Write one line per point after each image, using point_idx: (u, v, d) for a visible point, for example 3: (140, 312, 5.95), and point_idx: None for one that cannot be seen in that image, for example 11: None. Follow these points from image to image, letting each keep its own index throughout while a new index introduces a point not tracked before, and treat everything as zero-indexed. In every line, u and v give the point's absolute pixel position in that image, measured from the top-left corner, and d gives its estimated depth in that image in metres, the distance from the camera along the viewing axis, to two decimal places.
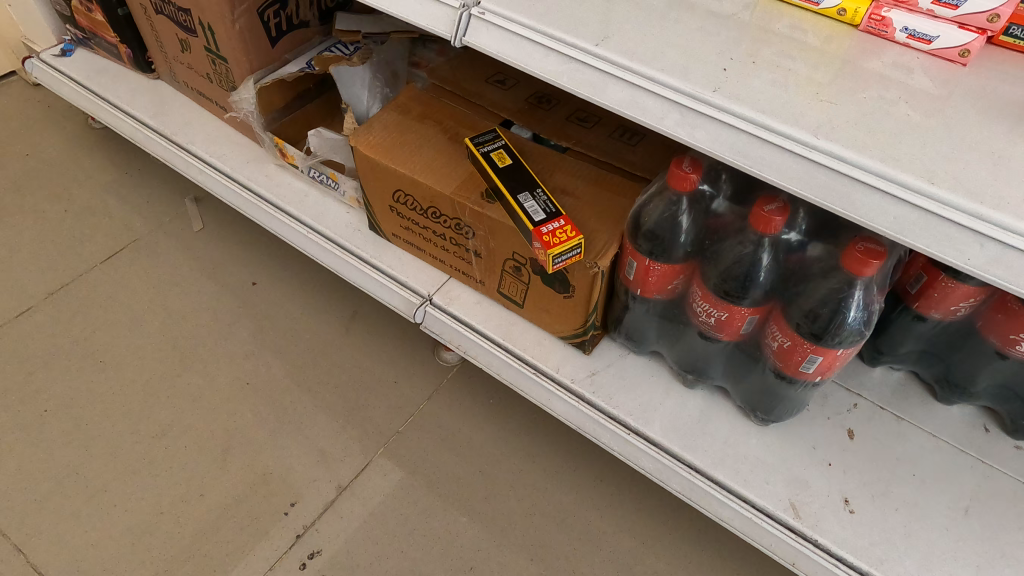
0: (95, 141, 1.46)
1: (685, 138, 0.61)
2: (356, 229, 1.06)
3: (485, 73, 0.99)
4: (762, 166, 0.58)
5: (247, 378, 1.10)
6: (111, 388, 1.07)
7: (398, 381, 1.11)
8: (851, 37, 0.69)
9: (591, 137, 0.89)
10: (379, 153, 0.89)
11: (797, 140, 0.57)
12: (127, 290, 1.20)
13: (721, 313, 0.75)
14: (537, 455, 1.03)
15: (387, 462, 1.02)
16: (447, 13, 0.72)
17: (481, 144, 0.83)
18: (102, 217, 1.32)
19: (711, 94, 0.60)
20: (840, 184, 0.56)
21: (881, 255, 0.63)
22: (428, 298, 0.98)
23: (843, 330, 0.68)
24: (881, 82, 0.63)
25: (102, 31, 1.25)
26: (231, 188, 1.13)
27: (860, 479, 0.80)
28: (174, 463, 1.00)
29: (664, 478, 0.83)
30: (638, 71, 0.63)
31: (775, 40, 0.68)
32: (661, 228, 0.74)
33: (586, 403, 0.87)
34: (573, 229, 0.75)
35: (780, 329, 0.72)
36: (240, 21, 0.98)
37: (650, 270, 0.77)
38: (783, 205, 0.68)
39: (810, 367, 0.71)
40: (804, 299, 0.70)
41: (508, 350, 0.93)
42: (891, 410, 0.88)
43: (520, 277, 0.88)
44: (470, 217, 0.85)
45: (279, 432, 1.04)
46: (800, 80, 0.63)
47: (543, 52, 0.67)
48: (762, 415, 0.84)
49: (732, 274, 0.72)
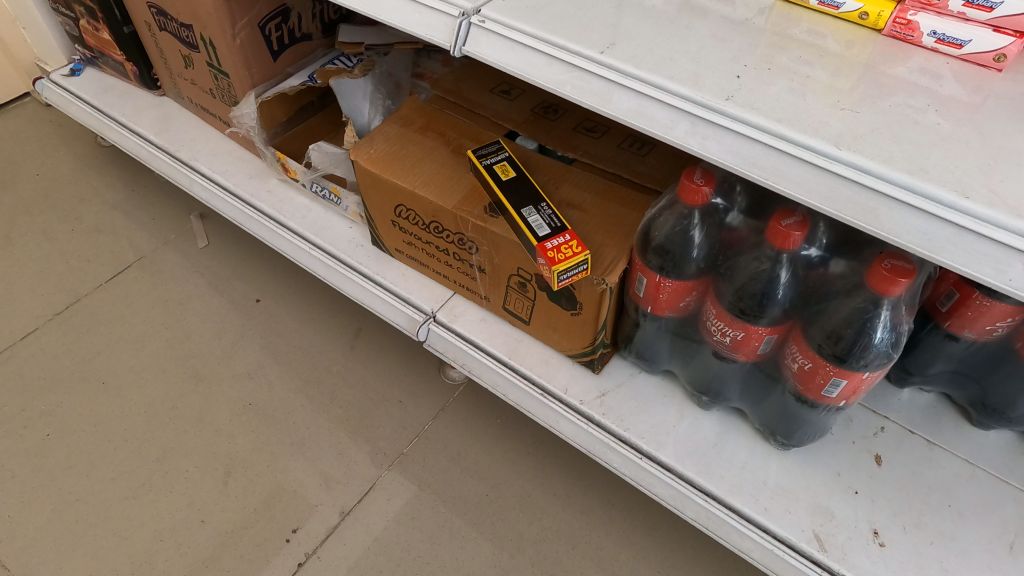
0: (104, 160, 1.45)
1: (696, 148, 0.58)
2: (359, 245, 1.04)
3: (490, 83, 0.96)
4: (779, 179, 0.55)
5: (249, 399, 1.07)
6: (113, 410, 1.05)
7: (402, 401, 1.08)
8: (874, 42, 0.65)
9: (598, 148, 0.85)
10: (380, 167, 0.86)
11: (819, 152, 0.53)
12: (132, 308, 1.19)
13: (737, 333, 0.71)
14: (546, 478, 0.99)
15: (392, 485, 0.99)
16: (447, 22, 0.69)
17: (484, 156, 0.80)
18: (109, 235, 1.31)
19: (723, 102, 0.57)
20: (865, 198, 0.52)
21: (909, 273, 0.59)
22: (431, 315, 0.95)
23: (869, 352, 0.63)
24: (908, 89, 0.59)
25: (109, 49, 1.24)
26: (233, 203, 1.11)
27: (891, 508, 0.75)
28: (176, 487, 0.97)
29: (678, 506, 0.78)
30: (646, 80, 0.60)
31: (793, 45, 0.64)
32: (672, 243, 0.71)
33: (596, 425, 0.83)
34: (578, 244, 0.71)
35: (800, 350, 0.68)
36: (241, 35, 0.96)
37: (660, 287, 0.73)
38: (802, 219, 0.64)
39: (833, 392, 0.67)
40: (825, 319, 0.65)
41: (514, 369, 0.90)
42: (921, 434, 0.83)
43: (525, 293, 0.85)
44: (473, 232, 0.82)
45: (283, 455, 1.01)
46: (819, 88, 0.59)
47: (545, 61, 0.64)
48: (782, 440, 0.79)
49: (748, 291, 0.68)
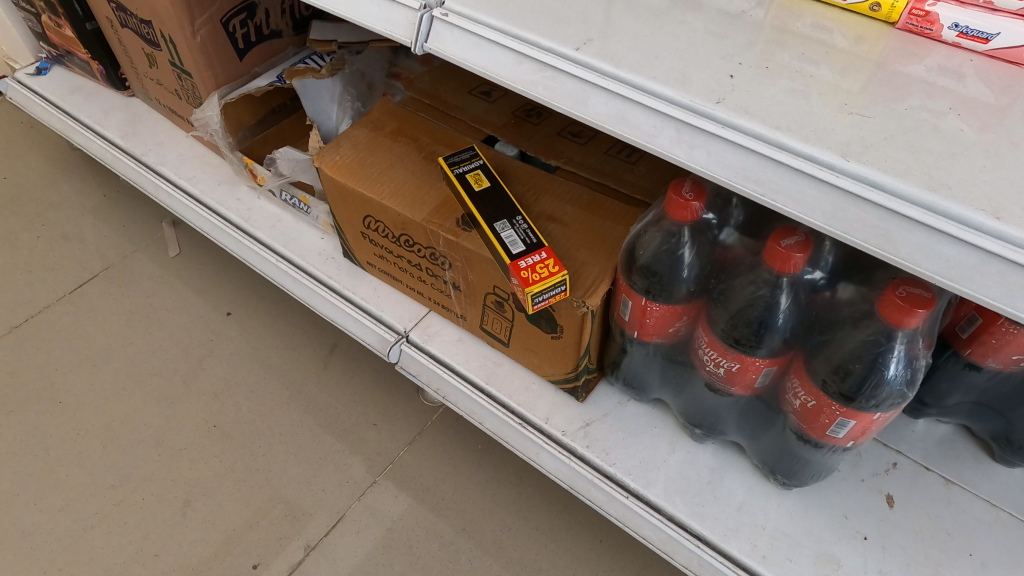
0: (74, 163, 1.39)
1: (682, 160, 0.50)
2: (330, 257, 0.97)
3: (469, 84, 0.89)
4: (777, 195, 0.47)
5: (214, 421, 1.01)
6: (68, 432, 0.99)
7: (377, 424, 1.01)
8: (887, 36, 0.57)
9: (583, 154, 0.78)
10: (345, 174, 0.79)
11: (823, 163, 0.46)
12: (95, 322, 1.13)
13: (731, 364, 0.63)
14: (528, 511, 0.92)
15: (362, 517, 0.92)
16: (406, 15, 0.62)
17: (456, 164, 0.73)
18: (76, 243, 1.25)
19: (713, 106, 0.49)
20: (875, 219, 0.44)
21: (928, 303, 0.51)
22: (404, 334, 0.88)
23: (880, 391, 0.55)
24: (926, 91, 0.52)
25: (73, 47, 1.18)
26: (199, 212, 1.05)
27: (904, 557, 0.68)
28: (130, 518, 0.91)
29: (668, 551, 0.71)
30: (626, 80, 0.52)
31: (793, 41, 0.57)
32: (659, 263, 0.63)
33: (579, 460, 0.76)
34: (556, 263, 0.64)
35: (803, 386, 0.60)
36: (202, 32, 0.90)
37: (647, 311, 0.66)
38: (804, 240, 0.56)
39: (840, 432, 0.59)
40: (831, 351, 0.57)
41: (490, 395, 0.82)
42: (938, 471, 0.75)
43: (503, 313, 0.78)
44: (444, 246, 0.75)
45: (246, 482, 0.95)
46: (824, 88, 0.51)
47: (514, 59, 0.57)
48: (783, 479, 0.71)
49: (743, 318, 0.60)
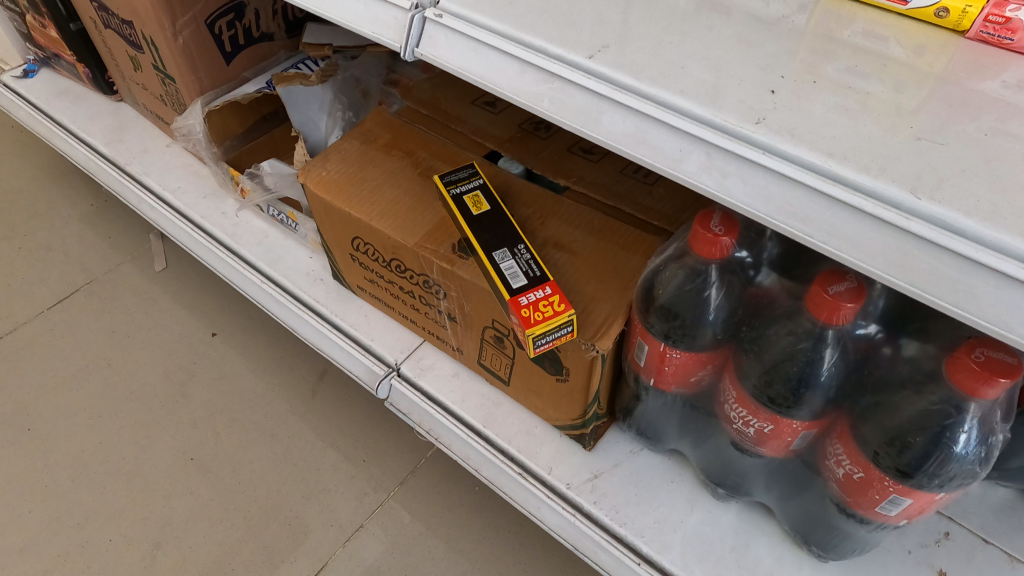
0: (63, 169, 1.33)
1: (713, 189, 0.42)
2: (319, 278, 0.89)
3: (472, 94, 0.81)
4: (828, 237, 0.38)
5: (191, 454, 0.93)
6: (35, 463, 0.92)
7: (367, 460, 0.93)
8: (955, 46, 0.49)
9: (595, 173, 0.70)
10: (331, 191, 0.71)
11: (888, 201, 0.37)
12: (73, 340, 1.06)
13: (764, 425, 0.54)
14: (527, 564, 0.84)
15: (348, 565, 0.84)
16: (395, 16, 0.54)
17: (452, 184, 0.65)
18: (59, 255, 1.19)
19: (751, 127, 0.41)
20: (954, 271, 0.35)
21: (1011, 371, 0.42)
22: (394, 367, 0.80)
23: (946, 469, 0.46)
24: (1009, 113, 0.43)
25: (59, 48, 1.11)
26: (183, 226, 0.97)
27: None
28: (93, 561, 0.83)
29: None
30: (646, 95, 0.44)
31: (842, 51, 0.48)
32: (681, 304, 0.55)
33: (585, 518, 0.67)
34: (562, 300, 0.56)
35: (848, 454, 0.51)
36: (184, 34, 0.83)
37: (666, 358, 0.57)
38: (855, 286, 0.48)
39: (892, 510, 0.50)
40: (886, 417, 0.48)
41: (488, 440, 0.74)
42: (998, 543, 0.65)
43: (503, 350, 0.70)
44: (438, 275, 0.67)
45: (223, 522, 0.87)
46: (883, 109, 0.43)
47: (516, 68, 0.49)
48: (818, 550, 0.62)
49: (781, 373, 0.51)
